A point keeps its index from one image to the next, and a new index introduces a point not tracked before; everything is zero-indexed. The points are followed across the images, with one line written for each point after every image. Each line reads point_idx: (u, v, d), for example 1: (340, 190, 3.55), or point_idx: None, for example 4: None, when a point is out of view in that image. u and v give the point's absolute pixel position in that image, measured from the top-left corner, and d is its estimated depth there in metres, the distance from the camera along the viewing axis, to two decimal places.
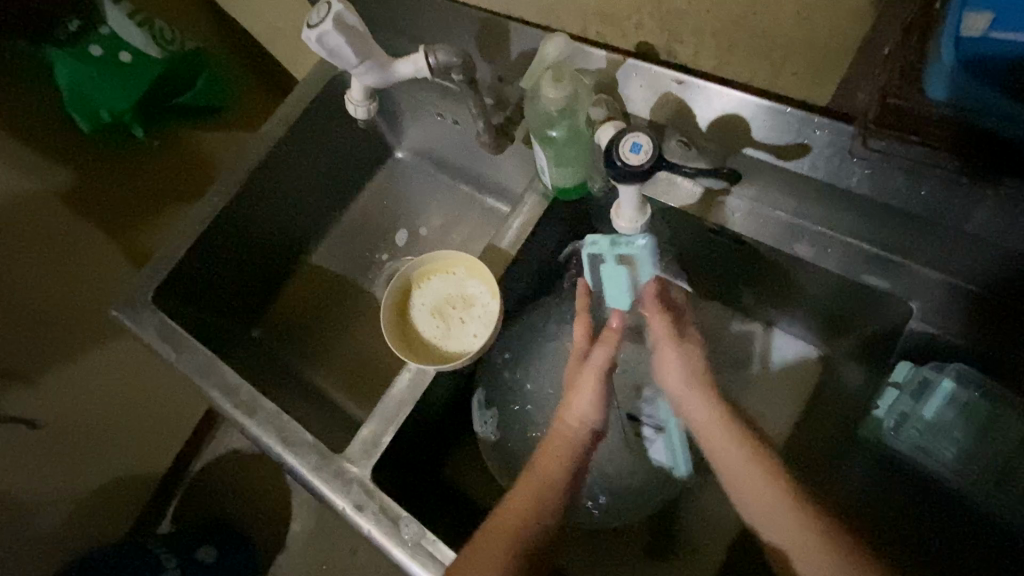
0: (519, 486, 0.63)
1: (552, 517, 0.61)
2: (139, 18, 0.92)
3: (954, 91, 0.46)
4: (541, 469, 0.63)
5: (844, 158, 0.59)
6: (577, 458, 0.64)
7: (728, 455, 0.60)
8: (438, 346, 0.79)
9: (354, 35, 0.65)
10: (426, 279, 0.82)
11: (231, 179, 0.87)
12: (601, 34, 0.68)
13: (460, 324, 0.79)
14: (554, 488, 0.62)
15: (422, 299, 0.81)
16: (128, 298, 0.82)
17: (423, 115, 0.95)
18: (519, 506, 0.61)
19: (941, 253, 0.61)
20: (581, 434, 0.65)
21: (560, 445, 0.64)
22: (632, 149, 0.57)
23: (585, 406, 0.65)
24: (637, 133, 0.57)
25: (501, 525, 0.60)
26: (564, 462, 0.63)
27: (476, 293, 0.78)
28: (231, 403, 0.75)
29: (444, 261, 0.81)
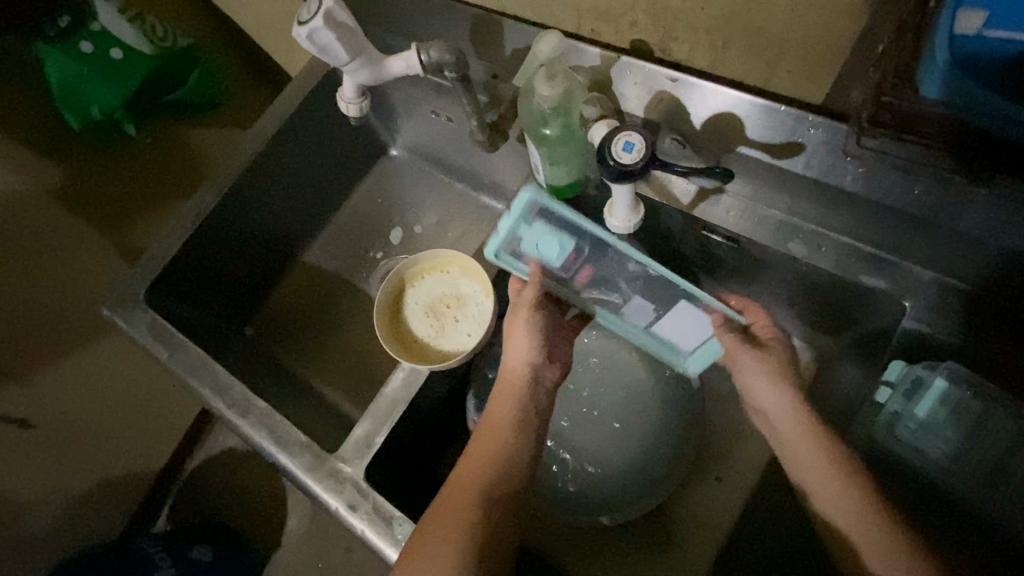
0: (475, 439, 0.64)
1: (515, 464, 0.62)
2: (130, 14, 0.93)
3: (952, 91, 0.45)
4: (495, 415, 0.65)
5: (838, 157, 0.60)
6: (524, 406, 0.66)
7: (800, 451, 0.61)
8: (432, 345, 0.78)
9: (346, 31, 0.64)
10: (419, 277, 0.82)
11: (224, 177, 0.87)
12: (595, 31, 0.68)
13: (454, 323, 0.79)
14: (511, 431, 0.63)
15: (415, 297, 0.81)
16: (119, 296, 0.81)
17: (417, 113, 0.94)
18: (483, 452, 0.62)
19: (936, 253, 0.61)
20: (523, 375, 0.67)
21: (506, 392, 0.66)
22: (625, 147, 0.57)
23: (523, 350, 0.68)
24: (630, 132, 0.57)
25: (464, 477, 0.60)
26: (511, 403, 0.65)
27: (471, 292, 0.79)
28: (223, 403, 0.74)
29: (438, 259, 0.81)
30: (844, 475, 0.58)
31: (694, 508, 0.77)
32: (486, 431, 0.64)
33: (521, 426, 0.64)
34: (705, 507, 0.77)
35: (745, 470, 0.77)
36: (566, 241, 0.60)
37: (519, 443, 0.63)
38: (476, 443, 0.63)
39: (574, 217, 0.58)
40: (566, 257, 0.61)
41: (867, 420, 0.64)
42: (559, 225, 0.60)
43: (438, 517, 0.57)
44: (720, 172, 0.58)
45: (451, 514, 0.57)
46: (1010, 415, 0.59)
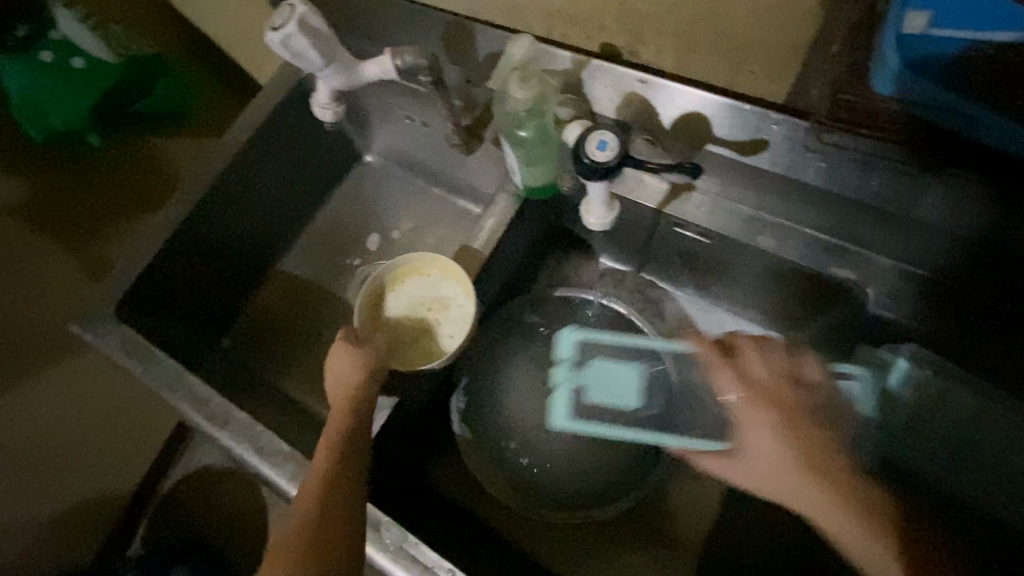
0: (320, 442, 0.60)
1: (354, 449, 0.59)
2: (93, 22, 0.94)
3: (899, 88, 0.49)
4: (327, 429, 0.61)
5: (800, 152, 0.63)
6: (358, 397, 0.64)
7: (801, 491, 0.55)
8: (411, 348, 0.75)
9: (319, 37, 0.64)
10: (398, 282, 0.79)
11: (196, 185, 0.86)
12: (565, 35, 0.69)
13: (437, 326, 0.75)
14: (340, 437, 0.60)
15: (397, 301, 0.78)
16: (88, 311, 0.79)
17: (392, 118, 0.96)
18: (318, 469, 0.57)
19: (892, 241, 0.64)
20: (338, 384, 0.65)
21: (347, 387, 0.64)
22: (598, 146, 0.58)
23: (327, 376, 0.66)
24: (604, 130, 0.59)
25: (306, 494, 0.56)
26: (347, 405, 0.63)
27: (451, 295, 0.76)
28: (202, 416, 0.73)
29: (416, 262, 0.79)
30: (869, 514, 0.53)
31: (675, 503, 0.79)
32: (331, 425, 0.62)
33: (353, 416, 0.62)
34: (688, 500, 0.79)
35: None
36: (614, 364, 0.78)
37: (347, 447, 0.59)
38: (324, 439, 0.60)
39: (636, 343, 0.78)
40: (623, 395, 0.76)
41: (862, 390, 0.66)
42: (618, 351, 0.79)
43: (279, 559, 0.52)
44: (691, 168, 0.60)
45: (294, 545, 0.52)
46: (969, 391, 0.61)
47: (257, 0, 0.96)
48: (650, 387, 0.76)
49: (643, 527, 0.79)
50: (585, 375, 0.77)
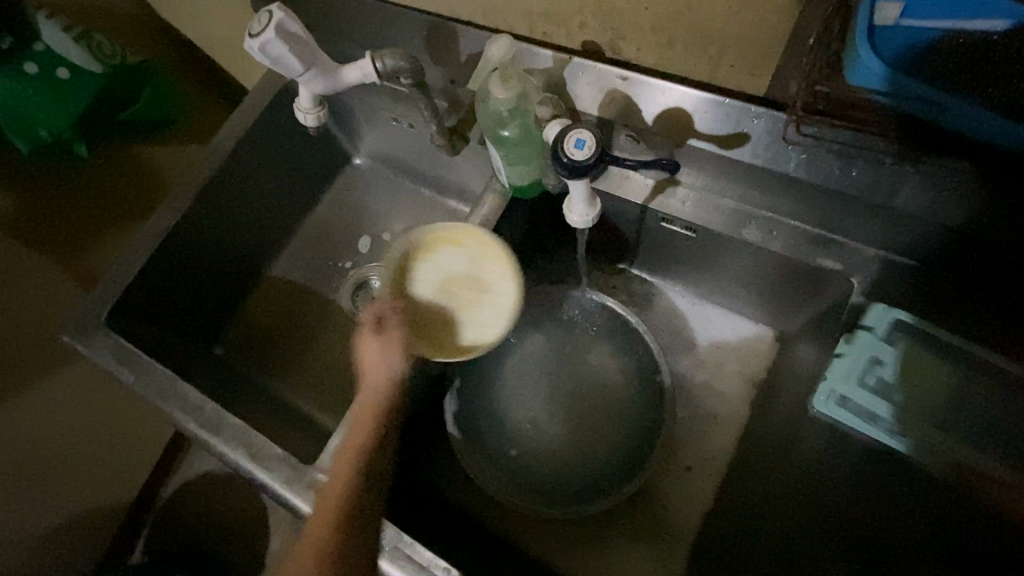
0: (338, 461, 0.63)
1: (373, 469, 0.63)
2: (76, 31, 0.92)
3: (872, 81, 0.48)
4: (350, 446, 0.63)
5: (780, 145, 0.63)
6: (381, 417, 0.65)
7: None
8: (442, 337, 0.71)
9: (298, 42, 0.64)
10: (430, 253, 0.74)
11: (184, 193, 0.86)
12: (547, 34, 0.69)
13: (471, 311, 0.72)
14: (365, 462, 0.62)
15: (428, 279, 0.73)
16: (79, 321, 0.79)
17: (378, 121, 0.95)
18: (334, 484, 0.61)
19: (875, 230, 0.65)
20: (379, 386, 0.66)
21: (373, 401, 0.65)
22: (576, 144, 0.58)
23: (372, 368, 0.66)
24: (580, 130, 0.59)
25: (324, 506, 0.60)
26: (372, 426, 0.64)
27: (491, 278, 0.72)
28: (195, 422, 0.73)
29: (453, 233, 0.73)
30: None
31: (667, 494, 0.80)
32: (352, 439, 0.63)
33: (374, 434, 0.64)
34: (680, 491, 0.80)
35: (712, 455, 0.81)
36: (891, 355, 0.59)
37: (365, 477, 0.62)
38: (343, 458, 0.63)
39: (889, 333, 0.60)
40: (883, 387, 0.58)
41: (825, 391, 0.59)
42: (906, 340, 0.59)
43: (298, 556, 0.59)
44: (668, 163, 0.63)
45: (306, 556, 0.58)
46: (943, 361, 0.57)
47: (239, 5, 0.96)
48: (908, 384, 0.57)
49: (637, 518, 0.80)
50: (877, 352, 0.60)
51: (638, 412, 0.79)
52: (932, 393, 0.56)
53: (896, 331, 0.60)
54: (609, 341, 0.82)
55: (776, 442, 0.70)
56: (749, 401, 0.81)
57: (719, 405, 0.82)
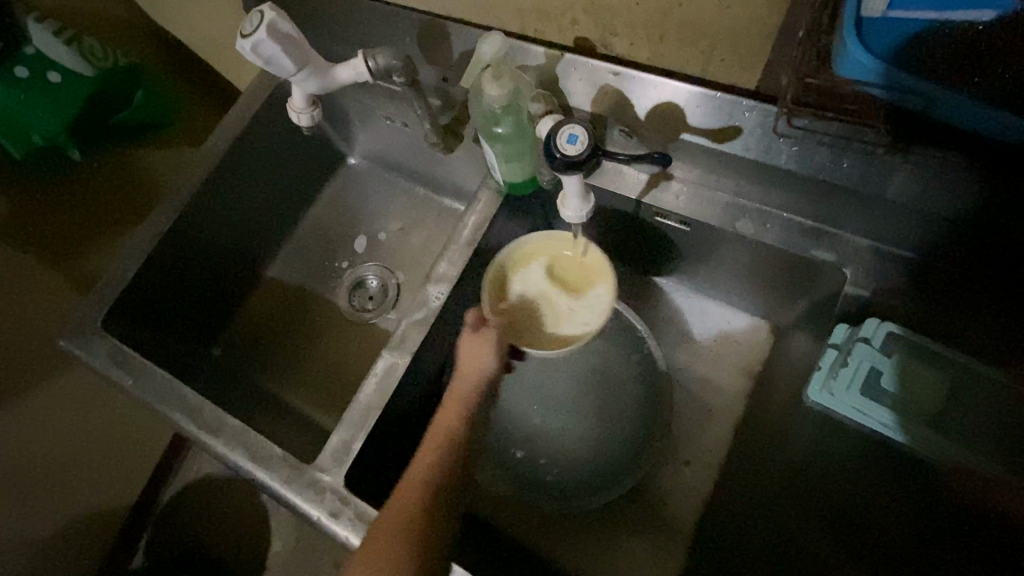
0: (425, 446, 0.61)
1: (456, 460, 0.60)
2: (67, 35, 0.90)
3: (859, 73, 0.49)
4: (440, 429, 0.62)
5: (772, 138, 0.63)
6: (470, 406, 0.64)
7: None
8: (545, 329, 0.70)
9: (291, 42, 0.64)
10: (522, 263, 0.74)
11: (179, 196, 0.86)
12: (539, 31, 0.70)
13: (571, 311, 0.71)
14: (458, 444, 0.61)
15: (523, 286, 0.73)
16: (76, 326, 0.79)
17: (372, 121, 0.95)
18: (419, 470, 0.59)
19: (868, 221, 0.65)
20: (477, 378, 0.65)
21: (462, 390, 0.65)
22: (569, 140, 0.59)
23: (478, 360, 0.66)
24: (573, 125, 0.59)
25: (410, 484, 0.58)
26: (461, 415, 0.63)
27: (585, 278, 0.72)
28: (194, 424, 0.73)
29: (543, 241, 0.73)
30: None
31: (666, 487, 0.81)
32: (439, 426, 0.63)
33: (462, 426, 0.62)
34: (679, 484, 0.81)
35: (710, 448, 0.81)
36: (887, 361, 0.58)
37: (457, 457, 0.60)
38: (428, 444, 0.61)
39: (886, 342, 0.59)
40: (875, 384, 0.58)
41: (816, 387, 0.59)
42: (904, 347, 0.58)
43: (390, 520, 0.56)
44: (657, 157, 0.63)
45: (390, 540, 0.54)
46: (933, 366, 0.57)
47: (230, 7, 0.96)
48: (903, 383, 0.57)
49: (638, 511, 0.80)
50: (874, 360, 0.58)
51: (636, 407, 0.79)
52: (923, 386, 0.57)
53: (891, 343, 0.59)
54: (606, 336, 0.82)
55: (773, 433, 0.71)
56: (745, 394, 0.82)
57: (715, 398, 0.83)
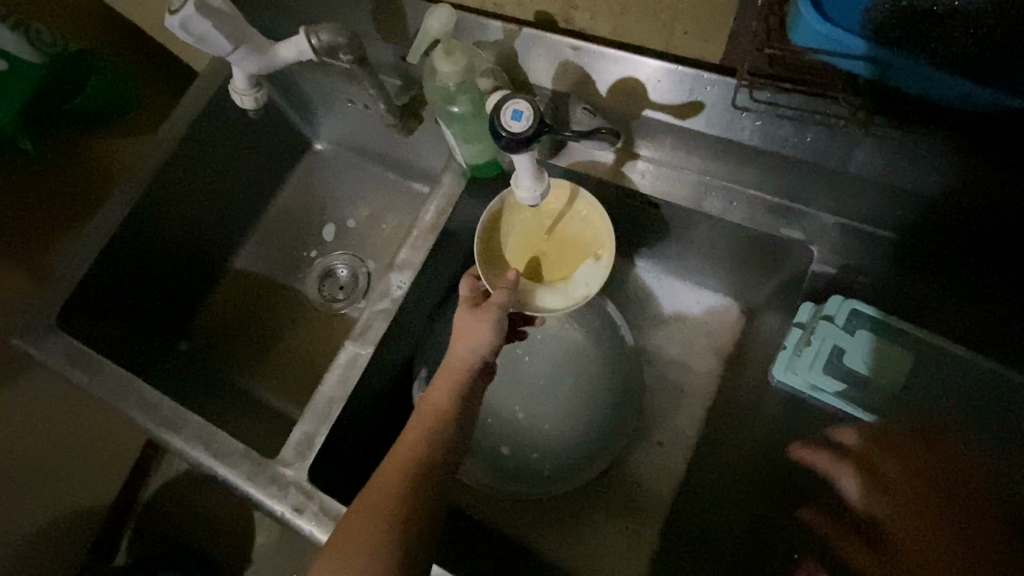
0: (411, 427, 0.58)
1: (444, 445, 0.56)
2: (11, 21, 0.88)
3: (817, 41, 0.48)
4: (429, 406, 0.59)
5: (734, 113, 0.62)
6: (460, 386, 0.59)
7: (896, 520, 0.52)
8: (552, 293, 0.70)
9: (222, 17, 0.61)
10: (511, 234, 0.72)
11: (133, 185, 0.83)
12: (498, 5, 0.67)
13: (574, 269, 0.71)
14: (447, 424, 0.57)
15: (519, 256, 0.72)
16: (28, 324, 0.76)
17: (334, 104, 0.92)
18: (400, 457, 0.55)
19: (837, 197, 0.63)
20: (469, 363, 0.60)
21: (451, 373, 0.60)
22: (513, 116, 0.56)
23: (475, 344, 0.61)
24: (518, 100, 0.57)
25: (392, 469, 0.54)
26: (452, 392, 0.59)
27: (581, 233, 0.71)
28: (153, 421, 0.71)
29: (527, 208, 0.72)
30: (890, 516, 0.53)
31: (640, 471, 0.80)
32: (425, 412, 0.58)
33: (450, 411, 0.58)
34: (654, 467, 0.80)
35: (684, 431, 0.81)
36: (861, 335, 0.58)
37: (443, 445, 0.56)
38: (413, 428, 0.58)
39: (862, 320, 0.59)
40: (844, 359, 0.58)
41: (782, 362, 0.60)
42: (878, 325, 0.58)
43: (373, 498, 0.53)
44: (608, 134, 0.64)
45: (361, 535, 0.50)
46: (904, 348, 0.57)
47: None
48: (878, 362, 0.57)
49: (613, 495, 0.80)
50: (846, 338, 0.58)
51: (609, 391, 0.78)
52: (890, 365, 0.57)
53: (856, 319, 0.59)
54: (577, 320, 0.80)
55: (743, 413, 0.70)
56: (718, 375, 0.81)
57: (688, 380, 0.82)
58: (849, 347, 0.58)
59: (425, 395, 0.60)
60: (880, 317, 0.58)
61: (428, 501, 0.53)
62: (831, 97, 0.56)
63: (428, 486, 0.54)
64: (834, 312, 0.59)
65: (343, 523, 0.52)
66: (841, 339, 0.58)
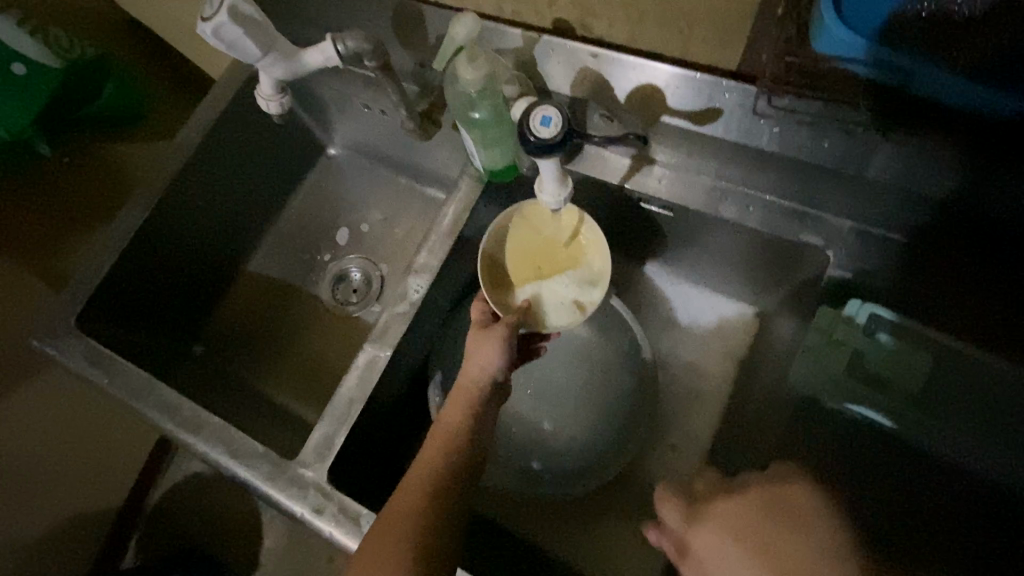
0: (427, 447, 0.59)
1: (459, 464, 0.57)
2: (30, 27, 0.92)
3: (842, 49, 0.48)
4: (443, 427, 0.60)
5: (752, 119, 0.62)
6: (476, 407, 0.60)
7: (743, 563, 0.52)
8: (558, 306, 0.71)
9: (253, 25, 0.62)
10: (515, 250, 0.73)
11: (151, 188, 0.84)
12: (516, 12, 0.68)
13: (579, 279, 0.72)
14: (462, 444, 0.58)
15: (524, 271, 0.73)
16: (48, 326, 0.77)
17: (351, 109, 0.93)
18: (417, 479, 0.56)
19: (852, 201, 0.64)
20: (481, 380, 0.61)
21: (465, 395, 0.61)
22: (542, 122, 0.57)
23: (487, 363, 0.62)
24: (546, 107, 0.58)
25: (408, 489, 0.55)
26: (466, 412, 0.60)
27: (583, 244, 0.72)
28: (172, 422, 0.72)
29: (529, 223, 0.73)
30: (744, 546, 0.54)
31: (653, 474, 0.81)
32: (439, 432, 0.59)
33: (466, 429, 0.59)
34: (666, 470, 0.81)
35: (696, 434, 0.81)
36: (883, 340, 0.59)
37: (459, 464, 0.57)
38: (428, 448, 0.58)
39: (886, 325, 0.60)
40: (866, 360, 0.59)
41: (801, 364, 0.63)
42: (903, 329, 0.59)
43: (391, 518, 0.53)
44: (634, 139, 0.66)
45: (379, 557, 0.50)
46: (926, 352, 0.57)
47: None
48: (898, 368, 0.58)
49: (626, 497, 0.80)
50: (864, 342, 0.60)
51: (624, 395, 0.78)
52: (910, 366, 0.57)
53: (875, 323, 0.60)
54: (592, 324, 0.81)
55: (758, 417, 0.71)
56: (731, 379, 0.82)
57: (701, 384, 0.82)
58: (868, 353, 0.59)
59: (439, 416, 0.61)
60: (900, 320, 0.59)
61: (444, 521, 0.53)
62: (861, 103, 0.56)
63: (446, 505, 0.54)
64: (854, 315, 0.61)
65: (360, 548, 0.52)
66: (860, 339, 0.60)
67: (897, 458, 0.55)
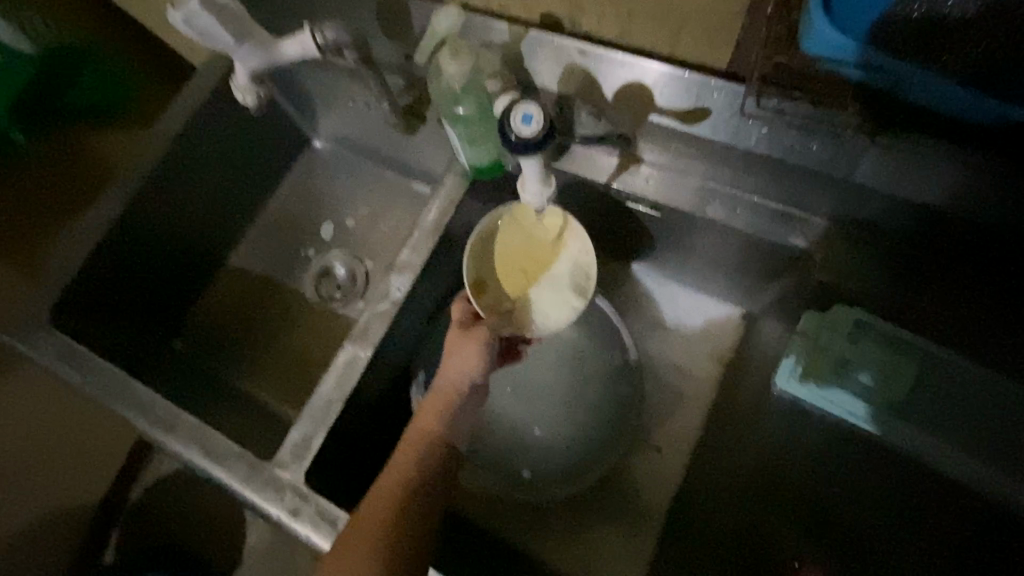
0: (401, 450, 0.58)
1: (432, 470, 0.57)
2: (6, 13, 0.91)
3: (830, 49, 0.47)
4: (419, 429, 0.59)
5: (740, 120, 0.62)
6: (451, 409, 0.61)
7: None
8: (545, 310, 0.69)
9: (227, 13, 0.62)
10: (502, 252, 0.70)
11: (128, 181, 0.81)
12: (504, 5, 0.66)
13: (567, 283, 0.70)
14: (436, 447, 0.58)
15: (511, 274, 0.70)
16: (18, 322, 0.75)
17: (336, 102, 0.92)
18: (389, 482, 0.56)
19: (840, 205, 0.63)
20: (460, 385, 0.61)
21: (442, 397, 0.61)
22: (524, 120, 0.56)
23: (467, 364, 0.62)
24: (527, 103, 0.57)
25: (380, 494, 0.55)
26: (442, 415, 0.60)
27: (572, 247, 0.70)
28: (147, 422, 0.70)
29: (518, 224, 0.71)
30: None
31: (637, 476, 0.80)
32: (416, 434, 0.59)
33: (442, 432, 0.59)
34: (650, 472, 0.80)
35: (681, 437, 0.80)
36: (865, 346, 0.58)
37: (432, 467, 0.57)
38: (403, 450, 0.58)
39: (873, 331, 0.58)
40: (850, 365, 0.58)
41: (784, 371, 0.61)
42: (890, 336, 0.57)
43: (361, 524, 0.53)
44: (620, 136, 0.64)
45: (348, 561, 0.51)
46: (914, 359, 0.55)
47: None
48: (882, 375, 0.56)
49: (611, 499, 0.80)
50: (848, 347, 0.58)
51: (609, 396, 0.78)
52: (892, 373, 0.56)
53: (861, 331, 0.59)
54: (578, 325, 0.80)
55: (741, 420, 0.70)
56: (716, 381, 0.81)
57: (687, 386, 0.82)
58: (850, 358, 0.58)
59: (416, 417, 0.61)
60: (893, 328, 0.57)
61: (414, 530, 0.54)
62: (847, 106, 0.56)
63: (416, 510, 0.55)
64: (842, 323, 0.60)
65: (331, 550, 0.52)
66: (842, 346, 0.59)
67: (872, 471, 0.54)
